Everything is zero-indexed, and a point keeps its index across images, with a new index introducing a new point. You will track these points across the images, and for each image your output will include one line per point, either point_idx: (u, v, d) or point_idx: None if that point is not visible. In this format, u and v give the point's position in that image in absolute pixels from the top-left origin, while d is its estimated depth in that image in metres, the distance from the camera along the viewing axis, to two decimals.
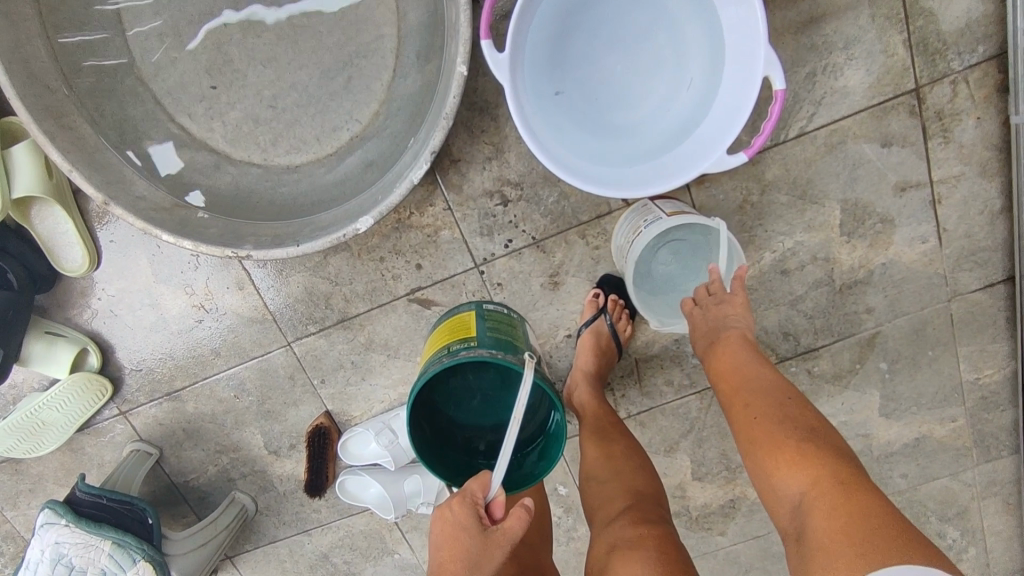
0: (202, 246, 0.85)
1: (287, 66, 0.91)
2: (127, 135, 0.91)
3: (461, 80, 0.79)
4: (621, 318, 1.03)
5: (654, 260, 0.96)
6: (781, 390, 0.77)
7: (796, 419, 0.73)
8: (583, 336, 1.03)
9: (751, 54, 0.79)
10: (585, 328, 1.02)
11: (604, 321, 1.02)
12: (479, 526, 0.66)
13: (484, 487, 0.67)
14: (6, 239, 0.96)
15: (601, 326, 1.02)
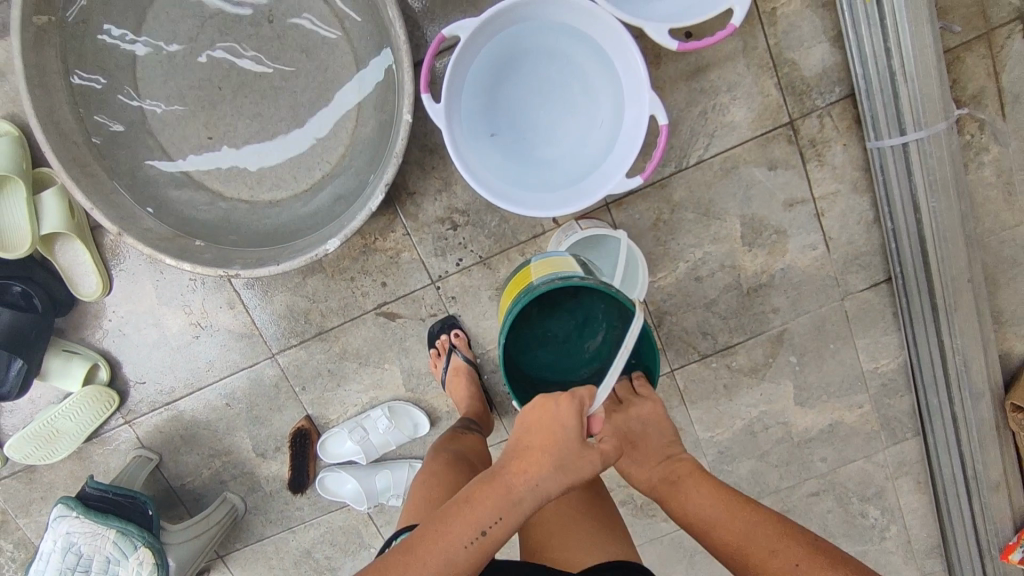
0: (199, 267, 1.03)
1: (270, 118, 1.11)
2: (138, 179, 1.11)
3: (406, 125, 1.00)
4: None
5: None
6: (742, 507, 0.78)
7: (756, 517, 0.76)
8: None
9: (639, 98, 0.99)
10: None
11: None
12: (580, 423, 0.74)
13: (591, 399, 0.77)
14: (34, 270, 1.15)
15: None
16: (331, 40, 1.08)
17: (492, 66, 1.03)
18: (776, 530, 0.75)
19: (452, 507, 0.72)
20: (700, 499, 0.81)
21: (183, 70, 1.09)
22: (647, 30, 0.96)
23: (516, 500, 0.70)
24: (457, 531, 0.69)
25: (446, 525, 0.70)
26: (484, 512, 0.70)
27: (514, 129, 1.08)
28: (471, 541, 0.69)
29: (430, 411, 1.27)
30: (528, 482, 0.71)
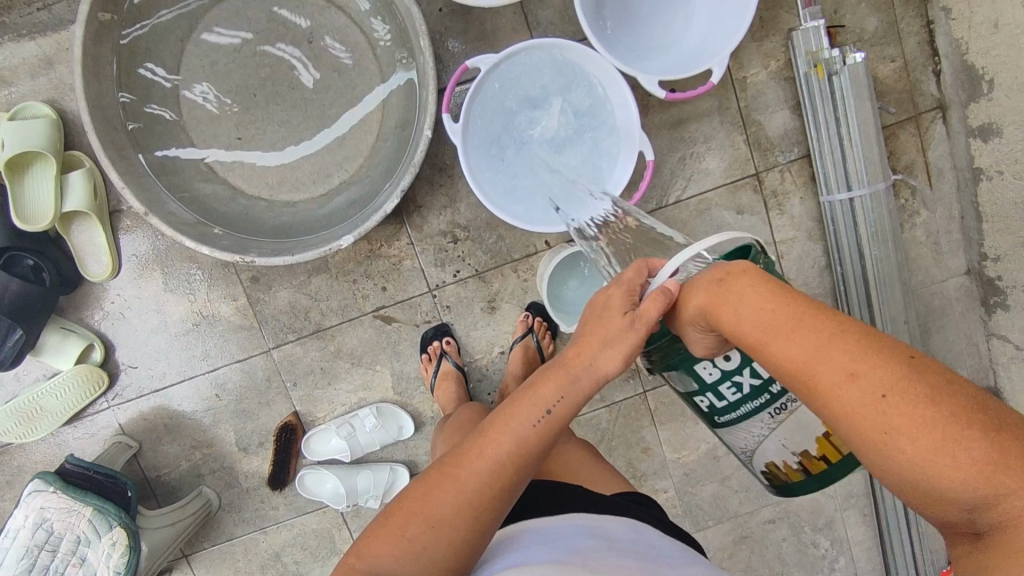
0: (217, 251, 1.10)
1: (298, 127, 1.21)
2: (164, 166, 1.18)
3: (426, 140, 1.10)
4: (545, 337, 1.30)
5: (566, 287, 1.27)
6: (824, 326, 0.58)
7: (835, 341, 0.56)
8: (515, 349, 1.28)
9: (630, 137, 1.14)
10: (517, 343, 1.28)
11: (531, 338, 1.28)
12: (629, 303, 0.72)
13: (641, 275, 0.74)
14: (47, 246, 1.18)
15: (529, 342, 1.28)
16: (363, 63, 1.20)
17: (517, 79, 1.13)
18: (863, 346, 0.55)
19: (516, 397, 0.73)
20: (751, 312, 0.61)
21: (223, 76, 1.19)
22: (640, 78, 1.13)
23: (574, 381, 0.72)
24: (523, 414, 0.70)
25: (511, 412, 0.71)
26: (547, 393, 0.71)
27: (516, 140, 1.17)
28: (538, 420, 0.70)
29: (415, 415, 1.32)
30: (587, 363, 0.73)
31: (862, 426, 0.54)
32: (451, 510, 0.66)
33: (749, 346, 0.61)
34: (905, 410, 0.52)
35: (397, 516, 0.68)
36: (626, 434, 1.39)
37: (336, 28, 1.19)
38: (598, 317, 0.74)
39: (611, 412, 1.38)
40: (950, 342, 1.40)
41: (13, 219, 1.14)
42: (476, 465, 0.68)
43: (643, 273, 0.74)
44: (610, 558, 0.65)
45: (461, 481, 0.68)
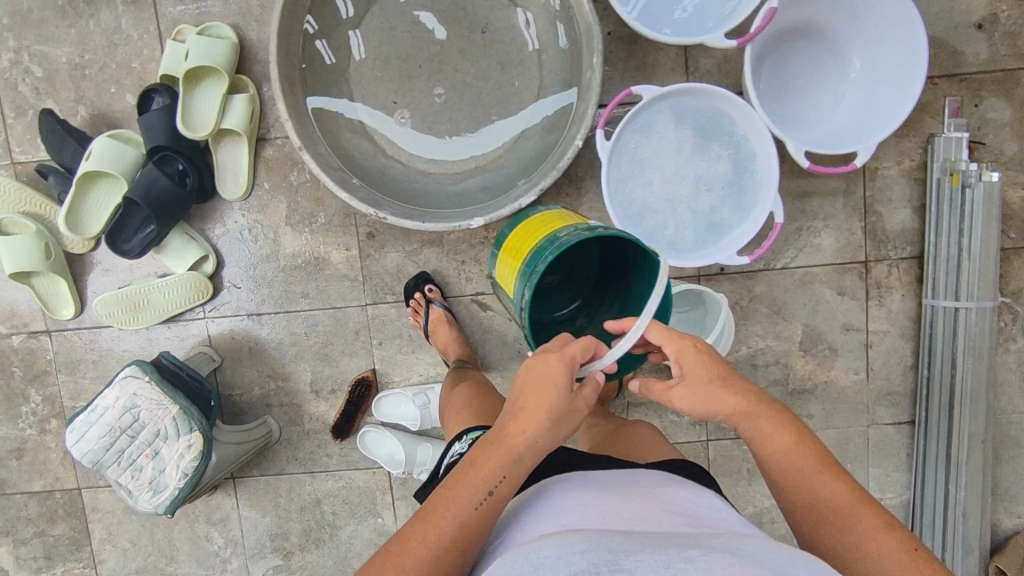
0: (355, 200, 1.14)
1: (451, 105, 1.24)
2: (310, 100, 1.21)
3: (575, 150, 1.13)
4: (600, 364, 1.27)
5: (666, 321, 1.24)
6: (837, 471, 0.73)
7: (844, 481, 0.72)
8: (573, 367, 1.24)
9: (765, 193, 1.15)
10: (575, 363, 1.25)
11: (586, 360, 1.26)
12: (568, 379, 0.77)
13: (583, 353, 0.80)
14: (196, 155, 1.24)
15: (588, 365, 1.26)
16: (529, 64, 1.24)
17: (673, 121, 1.15)
18: (864, 492, 0.72)
19: (456, 476, 0.74)
20: (783, 437, 0.75)
21: (396, 41, 1.22)
22: (788, 143, 1.16)
23: (516, 457, 0.74)
24: (465, 494, 0.72)
25: (454, 490, 0.73)
26: (490, 472, 0.73)
27: (660, 182, 1.18)
28: (480, 500, 0.71)
29: None
30: (526, 441, 0.75)
31: (862, 548, 0.68)
32: None
33: (777, 476, 0.75)
34: (896, 546, 0.67)
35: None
36: None
37: (513, 24, 1.22)
38: (531, 396, 0.77)
39: None
40: (1017, 474, 1.40)
41: (176, 124, 1.20)
42: (421, 552, 0.69)
43: (588, 351, 0.80)
44: (644, 503, 0.70)
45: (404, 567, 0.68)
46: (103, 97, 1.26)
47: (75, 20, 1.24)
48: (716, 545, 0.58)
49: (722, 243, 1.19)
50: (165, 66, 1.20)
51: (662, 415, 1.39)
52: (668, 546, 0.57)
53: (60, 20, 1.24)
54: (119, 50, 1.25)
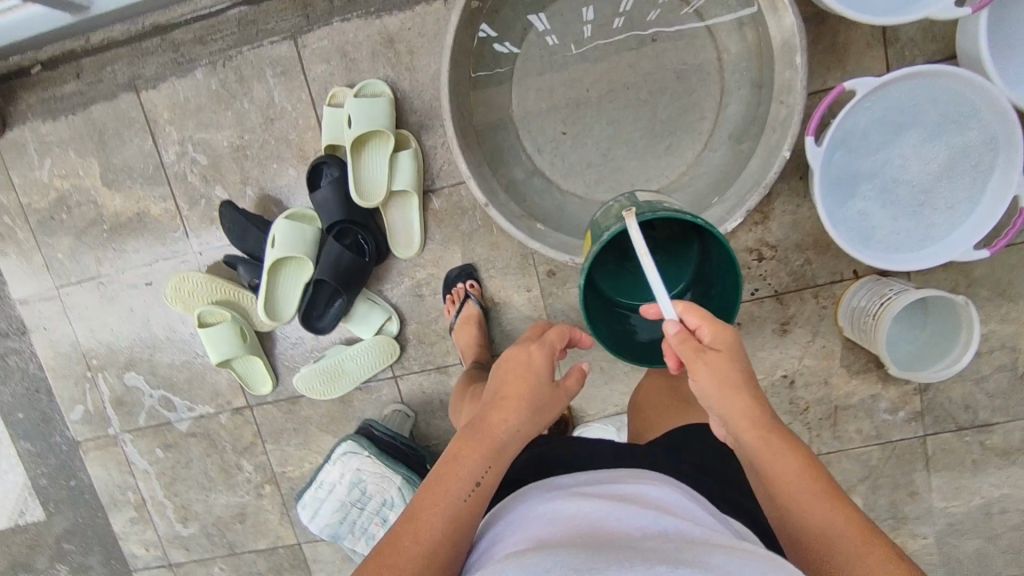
0: (548, 250, 1.08)
1: (627, 127, 1.17)
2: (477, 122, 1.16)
3: (783, 161, 1.01)
4: None
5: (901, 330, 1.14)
6: (844, 507, 0.60)
7: (850, 521, 0.59)
8: None
9: (1007, 177, 1.01)
10: None
11: None
12: (549, 364, 0.72)
13: (561, 339, 0.75)
14: (370, 219, 1.22)
15: None
16: (705, 68, 1.13)
17: (877, 121, 1.04)
18: (883, 542, 0.57)
19: (438, 474, 0.64)
20: (780, 458, 0.63)
21: (561, 70, 1.15)
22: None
23: (500, 446, 0.67)
24: (450, 488, 0.62)
25: (440, 487, 0.62)
26: (474, 463, 0.64)
27: (877, 181, 1.07)
28: (467, 495, 0.62)
29: None
30: (509, 430, 0.68)
31: None
32: None
33: (780, 499, 0.62)
34: None
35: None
36: (896, 475, 1.30)
37: (683, 28, 1.11)
38: (509, 381, 0.71)
39: (884, 451, 1.30)
40: None
41: (349, 194, 1.18)
42: (414, 553, 0.58)
43: (563, 334, 0.75)
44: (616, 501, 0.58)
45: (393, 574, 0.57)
46: (268, 174, 1.26)
47: (230, 102, 1.24)
48: (686, 559, 0.46)
49: (962, 229, 1.06)
50: (328, 138, 1.20)
51: (873, 414, 1.29)
52: (638, 559, 0.46)
53: (216, 104, 1.24)
54: (276, 124, 1.24)
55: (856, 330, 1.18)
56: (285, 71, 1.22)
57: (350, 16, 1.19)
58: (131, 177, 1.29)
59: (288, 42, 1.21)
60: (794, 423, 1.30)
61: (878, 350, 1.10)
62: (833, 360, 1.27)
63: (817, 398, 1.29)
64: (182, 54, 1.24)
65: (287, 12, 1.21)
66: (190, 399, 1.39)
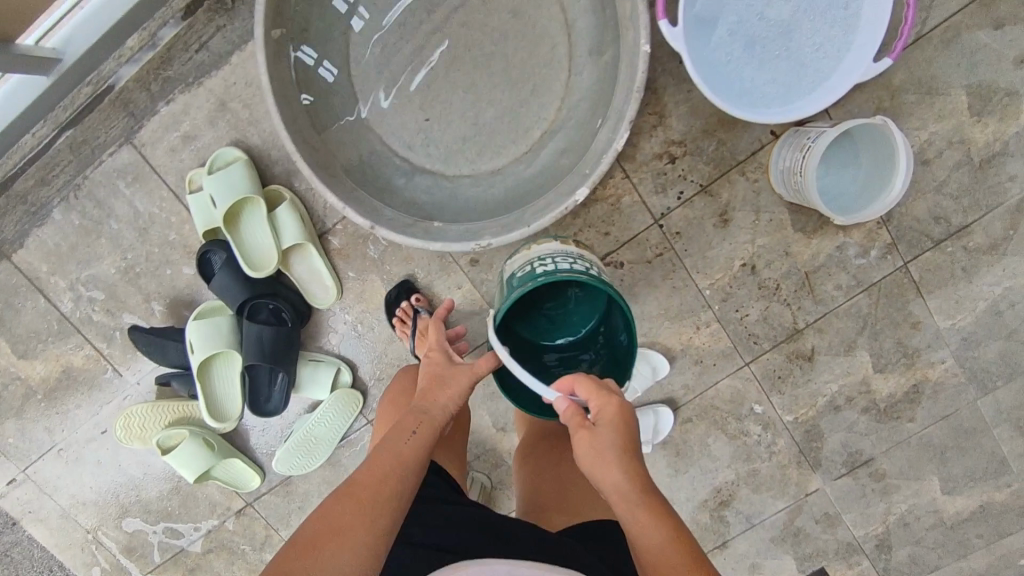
0: (451, 244, 1.03)
1: (485, 88, 1.09)
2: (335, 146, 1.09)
3: (646, 57, 0.93)
4: None
5: (838, 176, 1.06)
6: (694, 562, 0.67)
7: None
8: None
9: None
10: None
11: None
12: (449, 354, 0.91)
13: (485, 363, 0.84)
14: (277, 285, 1.18)
15: None
16: None
17: None
18: None
19: (390, 440, 0.78)
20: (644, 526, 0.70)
21: (396, 59, 1.08)
22: None
23: (431, 411, 0.83)
24: (395, 438, 0.78)
25: (390, 452, 0.76)
26: (409, 422, 0.81)
27: (741, 34, 0.99)
28: (408, 438, 0.78)
29: (664, 351, 1.26)
30: (438, 400, 0.84)
31: None
32: (361, 521, 0.67)
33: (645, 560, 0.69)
34: None
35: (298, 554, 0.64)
36: (891, 314, 1.23)
37: None
38: (439, 376, 0.87)
39: (871, 295, 1.22)
40: None
41: (243, 271, 1.13)
42: (369, 476, 0.73)
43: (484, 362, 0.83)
44: None
45: (361, 496, 0.70)
46: (167, 282, 1.23)
47: (98, 228, 1.19)
48: None
49: (840, 65, 0.98)
50: (201, 225, 1.14)
51: (847, 265, 1.20)
52: None
53: (86, 237, 1.20)
54: (151, 231, 1.20)
55: (795, 197, 1.10)
56: (137, 177, 1.17)
57: (173, 96, 1.13)
58: (43, 338, 1.25)
59: (125, 147, 1.15)
60: (773, 305, 1.23)
61: (814, 200, 1.01)
62: (786, 229, 1.18)
63: (785, 273, 1.21)
64: (32, 203, 1.18)
65: (111, 119, 1.14)
66: (196, 519, 1.37)
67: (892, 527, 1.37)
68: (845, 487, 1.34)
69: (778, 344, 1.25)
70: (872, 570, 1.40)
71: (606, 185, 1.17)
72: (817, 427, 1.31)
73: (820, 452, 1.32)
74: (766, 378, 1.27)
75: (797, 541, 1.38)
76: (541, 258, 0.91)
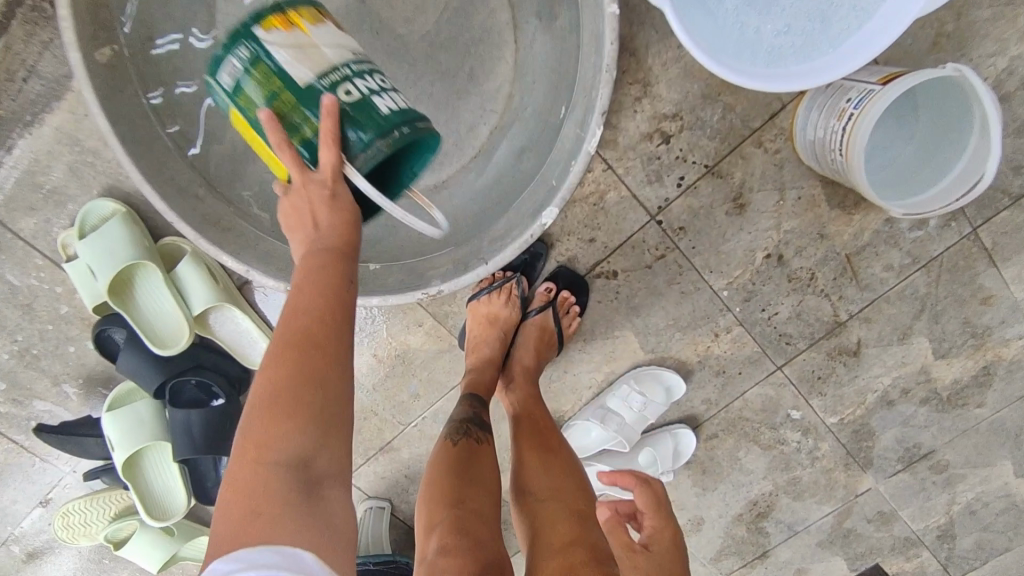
0: (390, 297, 0.81)
1: (409, 82, 0.84)
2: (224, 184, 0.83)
3: (615, 21, 0.67)
4: (569, 314, 0.99)
5: (887, 141, 0.80)
6: None
7: None
8: (529, 328, 0.99)
9: None
10: (533, 319, 0.98)
11: (550, 315, 0.97)
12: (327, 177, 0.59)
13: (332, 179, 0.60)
14: (200, 354, 0.98)
15: (547, 320, 0.98)
16: None
17: None
18: None
19: (304, 334, 0.53)
20: None
21: None
22: None
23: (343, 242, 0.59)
24: (322, 278, 0.56)
25: (299, 361, 0.52)
26: (312, 217, 0.59)
27: None
28: (345, 285, 0.57)
29: (679, 366, 1.05)
30: (329, 220, 0.59)
31: None
32: (301, 418, 0.50)
33: None
34: None
35: (241, 531, 0.46)
36: (957, 291, 0.98)
37: None
38: (305, 210, 0.59)
39: (931, 272, 0.97)
40: None
41: (150, 350, 0.92)
42: (297, 351, 0.52)
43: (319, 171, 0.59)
44: None
45: (300, 374, 0.52)
46: (72, 363, 1.02)
47: None
48: None
49: (852, 40, 0.69)
50: (87, 300, 0.90)
51: (899, 240, 0.95)
52: None
53: None
54: (34, 308, 0.97)
55: (832, 173, 0.83)
56: None
57: (11, 140, 0.85)
58: None
59: None
60: (807, 299, 0.99)
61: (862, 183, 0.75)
62: (820, 207, 0.93)
63: (820, 259, 0.96)
64: None
65: None
66: None
67: (956, 517, 1.19)
68: (902, 484, 1.16)
69: (815, 342, 1.03)
70: (934, 561, 1.24)
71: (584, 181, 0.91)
72: (867, 425, 1.10)
73: (871, 451, 1.12)
74: (803, 380, 1.06)
75: (847, 542, 1.22)
76: (351, 70, 0.62)
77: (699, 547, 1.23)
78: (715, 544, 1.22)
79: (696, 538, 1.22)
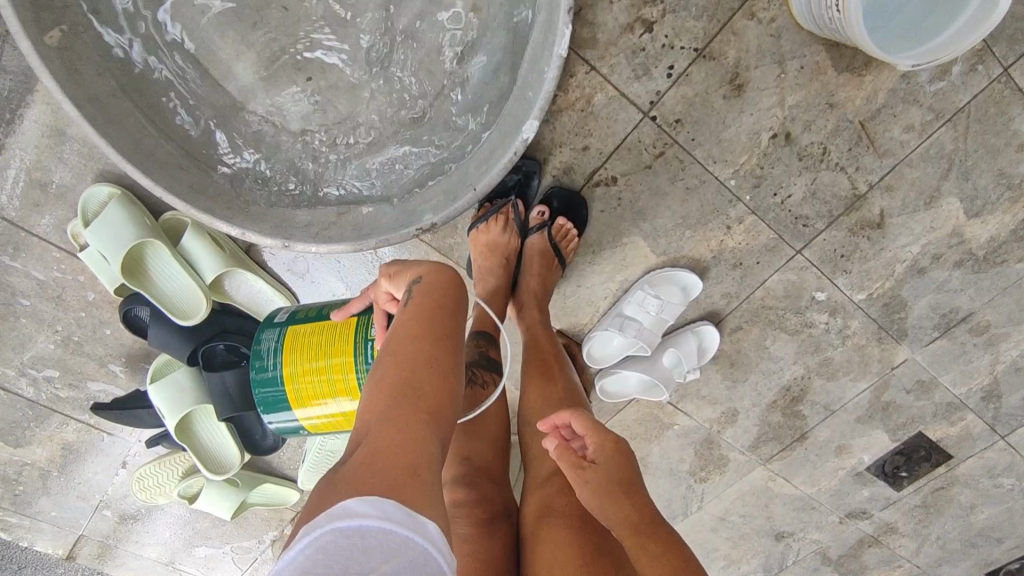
0: (389, 237, 0.81)
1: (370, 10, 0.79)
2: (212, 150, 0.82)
3: None
4: (563, 232, 0.97)
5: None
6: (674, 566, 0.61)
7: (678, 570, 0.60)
8: (529, 253, 0.99)
9: None
10: (530, 243, 0.98)
11: (545, 236, 0.97)
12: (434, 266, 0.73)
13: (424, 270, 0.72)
14: (223, 318, 1.01)
15: (543, 241, 0.98)
16: None
17: None
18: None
19: (424, 361, 0.61)
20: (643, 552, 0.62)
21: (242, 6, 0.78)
22: None
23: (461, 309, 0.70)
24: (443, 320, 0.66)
25: (420, 381, 0.59)
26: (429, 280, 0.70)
27: None
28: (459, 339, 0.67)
29: (694, 264, 1.03)
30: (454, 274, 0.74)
31: None
32: (421, 422, 0.56)
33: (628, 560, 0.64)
34: None
35: (355, 483, 0.49)
36: (988, 142, 0.91)
37: None
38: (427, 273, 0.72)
39: (957, 126, 0.90)
40: None
41: (174, 323, 0.96)
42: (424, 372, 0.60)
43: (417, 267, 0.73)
44: None
45: (421, 386, 0.59)
46: (114, 343, 1.07)
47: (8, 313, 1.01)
48: None
49: None
50: (108, 284, 0.93)
51: (919, 96, 0.88)
52: None
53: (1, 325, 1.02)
54: (65, 298, 1.01)
55: (830, 34, 0.78)
56: (15, 246, 0.95)
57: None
58: (25, 427, 1.15)
59: None
60: (822, 175, 0.94)
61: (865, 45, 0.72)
62: (826, 73, 0.86)
63: (831, 131, 0.91)
64: None
65: None
66: (259, 536, 1.39)
67: (1001, 375, 1.16)
68: (940, 351, 1.12)
69: (835, 220, 0.98)
70: (980, 422, 1.21)
71: (568, 87, 0.87)
72: (897, 297, 1.07)
73: (904, 321, 1.09)
74: (826, 262, 1.02)
75: (886, 415, 1.21)
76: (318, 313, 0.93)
77: (737, 438, 1.25)
78: (752, 433, 1.24)
79: (733, 430, 1.23)
